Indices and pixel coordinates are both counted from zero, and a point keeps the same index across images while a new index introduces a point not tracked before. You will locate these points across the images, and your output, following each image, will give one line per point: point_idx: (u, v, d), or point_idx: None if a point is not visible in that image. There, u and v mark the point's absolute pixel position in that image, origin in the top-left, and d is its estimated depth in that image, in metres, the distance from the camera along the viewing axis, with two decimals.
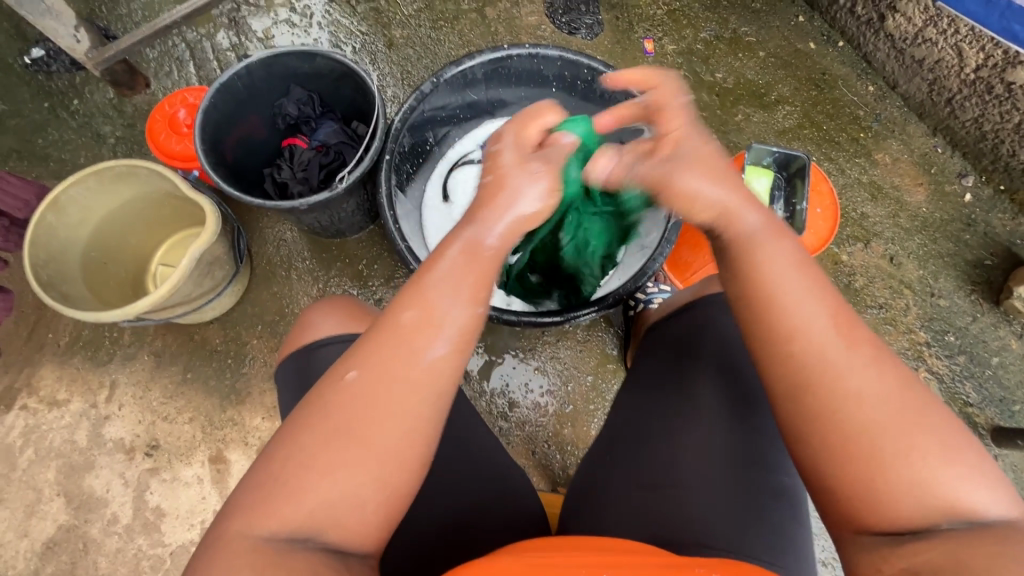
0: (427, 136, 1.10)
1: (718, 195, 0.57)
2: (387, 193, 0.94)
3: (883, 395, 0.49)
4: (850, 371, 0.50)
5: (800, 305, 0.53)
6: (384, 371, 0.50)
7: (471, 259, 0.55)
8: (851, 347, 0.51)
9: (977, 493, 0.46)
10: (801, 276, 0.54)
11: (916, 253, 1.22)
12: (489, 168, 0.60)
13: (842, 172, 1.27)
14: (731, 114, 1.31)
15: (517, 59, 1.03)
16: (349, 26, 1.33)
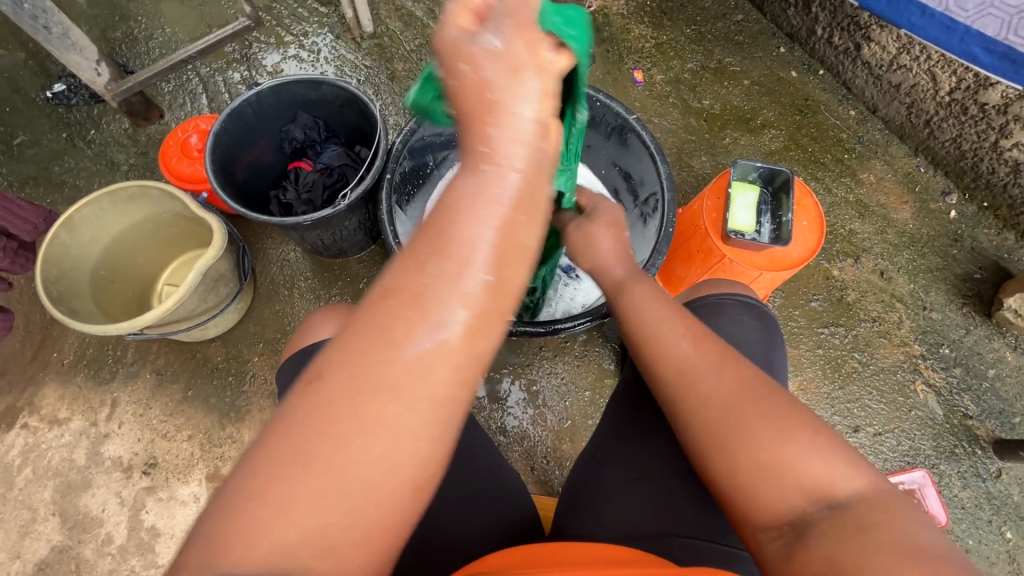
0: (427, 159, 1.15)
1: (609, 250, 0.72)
2: (388, 210, 0.98)
3: (730, 397, 0.54)
4: (699, 377, 0.56)
5: (656, 329, 0.62)
6: (363, 375, 0.37)
7: (486, 209, 0.38)
8: (698, 355, 0.58)
9: (826, 477, 0.48)
10: (664, 307, 0.64)
11: (906, 267, 1.24)
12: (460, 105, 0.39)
13: (828, 191, 1.31)
14: (719, 138, 1.36)
15: None
16: (354, 61, 1.40)
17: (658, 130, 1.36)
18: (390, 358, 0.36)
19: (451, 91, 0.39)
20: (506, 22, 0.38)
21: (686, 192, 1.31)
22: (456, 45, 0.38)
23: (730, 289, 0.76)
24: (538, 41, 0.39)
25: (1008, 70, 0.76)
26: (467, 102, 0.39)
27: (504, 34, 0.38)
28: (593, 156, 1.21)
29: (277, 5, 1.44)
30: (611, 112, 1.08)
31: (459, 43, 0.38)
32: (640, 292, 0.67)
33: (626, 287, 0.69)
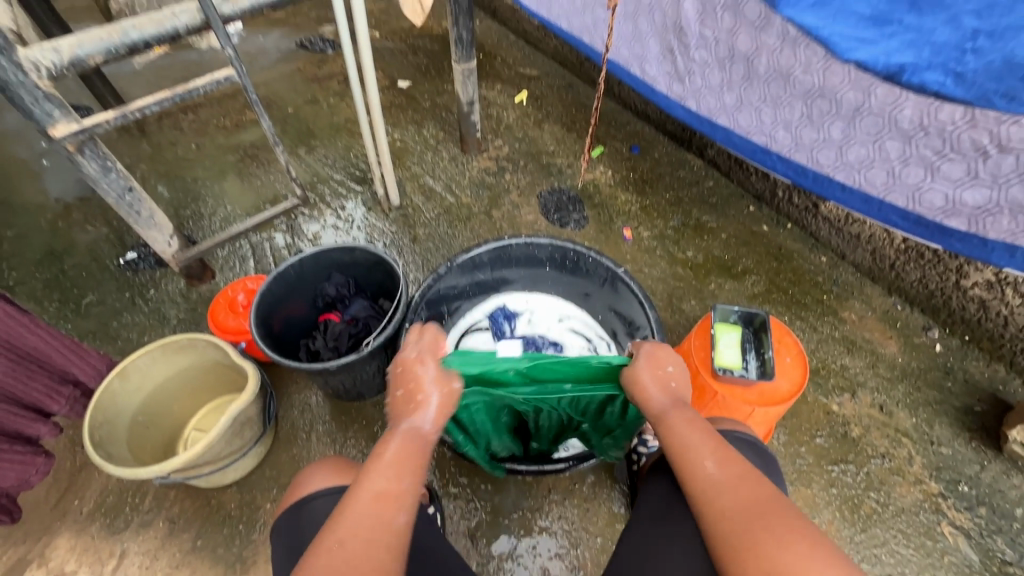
0: (441, 308, 1.29)
1: (653, 385, 0.81)
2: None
3: (748, 506, 0.61)
4: (721, 490, 0.63)
5: (689, 446, 0.70)
6: (355, 535, 0.60)
7: (415, 446, 0.73)
8: (725, 473, 0.65)
9: None
10: (696, 429, 0.72)
11: (904, 401, 1.28)
12: (409, 377, 0.80)
13: (814, 329, 1.41)
14: (705, 284, 1.51)
15: (515, 247, 1.26)
16: (382, 227, 1.65)
17: (649, 278, 1.52)
18: (385, 529, 0.62)
19: (407, 373, 0.81)
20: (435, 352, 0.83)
21: (681, 333, 1.42)
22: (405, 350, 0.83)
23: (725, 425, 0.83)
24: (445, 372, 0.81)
25: (923, 231, 1.01)
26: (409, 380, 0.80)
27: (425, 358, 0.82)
28: (592, 302, 1.35)
29: (321, 186, 1.74)
30: (603, 267, 1.23)
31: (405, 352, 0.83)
32: (677, 414, 0.75)
33: (664, 415, 0.77)
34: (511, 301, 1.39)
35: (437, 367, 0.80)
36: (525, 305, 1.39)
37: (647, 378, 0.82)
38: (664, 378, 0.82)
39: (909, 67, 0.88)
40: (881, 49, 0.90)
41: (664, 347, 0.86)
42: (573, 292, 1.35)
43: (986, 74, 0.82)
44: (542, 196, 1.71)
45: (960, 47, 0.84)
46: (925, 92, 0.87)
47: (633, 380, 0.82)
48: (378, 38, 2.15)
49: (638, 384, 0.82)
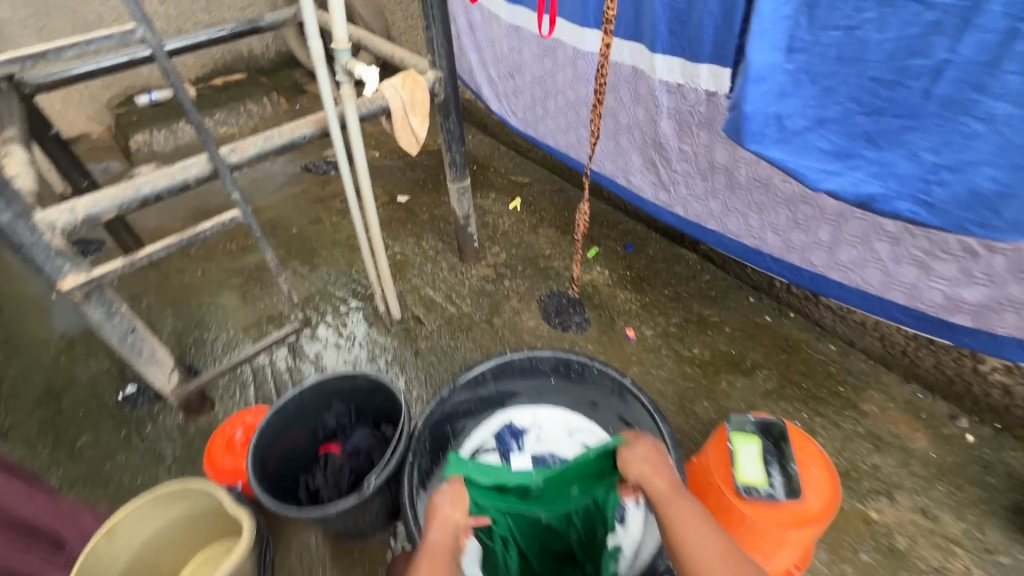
0: (444, 430, 1.24)
1: (643, 468, 0.89)
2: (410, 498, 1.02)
3: None
4: None
5: (696, 542, 0.80)
6: None
7: (438, 569, 0.80)
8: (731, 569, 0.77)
9: None
10: (698, 522, 0.82)
11: (948, 502, 1.18)
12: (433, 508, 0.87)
13: (836, 425, 1.35)
14: (715, 382, 1.47)
15: (517, 361, 1.26)
16: (384, 342, 1.64)
17: (657, 380, 1.48)
18: None
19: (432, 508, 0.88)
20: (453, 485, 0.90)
21: (697, 438, 1.36)
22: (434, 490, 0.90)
23: None
24: (461, 497, 0.89)
25: (932, 326, 1.01)
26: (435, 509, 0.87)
27: (446, 488, 0.89)
28: (600, 413, 1.30)
29: (324, 304, 1.77)
30: (608, 378, 1.21)
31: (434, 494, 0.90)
32: (685, 507, 0.84)
33: (666, 504, 0.85)
34: (517, 416, 1.34)
35: (456, 500, 0.88)
36: (531, 420, 1.33)
37: (646, 467, 0.90)
38: (656, 460, 0.91)
39: (879, 197, 0.94)
40: (849, 180, 0.96)
41: (653, 437, 0.95)
42: (579, 402, 1.32)
43: (955, 204, 0.88)
44: (542, 300, 1.73)
45: (925, 178, 0.89)
46: (900, 217, 0.94)
47: (632, 467, 0.90)
48: (377, 158, 2.29)
49: (636, 468, 0.90)
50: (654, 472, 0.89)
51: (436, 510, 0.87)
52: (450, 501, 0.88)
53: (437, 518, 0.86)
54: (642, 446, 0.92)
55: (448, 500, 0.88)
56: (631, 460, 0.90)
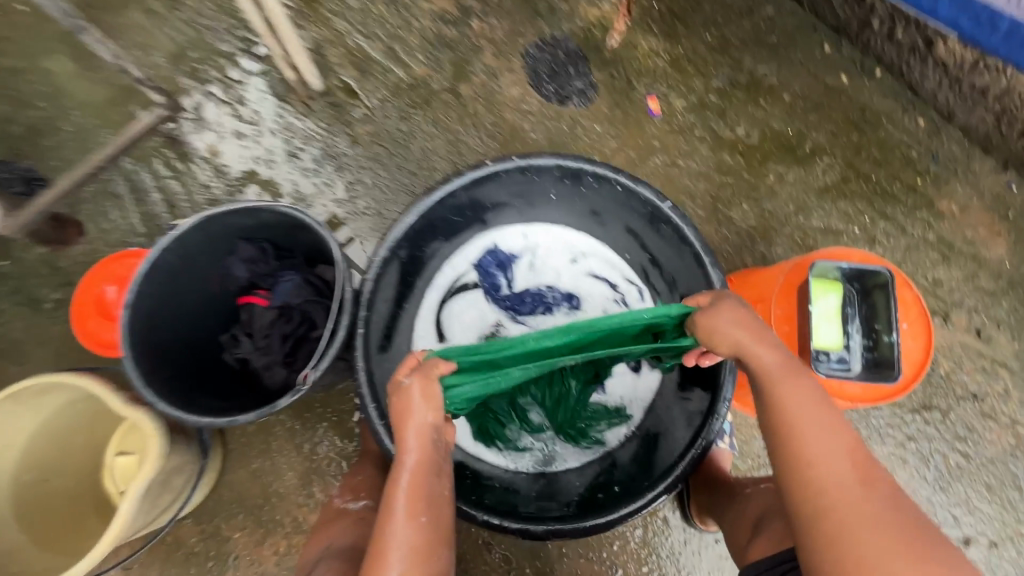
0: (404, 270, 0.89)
1: (739, 331, 0.63)
2: (365, 383, 0.76)
3: (881, 519, 0.51)
4: (844, 497, 0.53)
5: (812, 437, 0.56)
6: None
7: (417, 482, 0.64)
8: (853, 477, 0.54)
9: None
10: (819, 410, 0.57)
11: (1007, 323, 1.02)
12: (396, 401, 0.67)
13: (903, 232, 1.08)
14: (760, 177, 1.11)
15: (506, 174, 0.86)
16: (305, 129, 1.15)
17: (686, 175, 1.12)
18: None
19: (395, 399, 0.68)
20: (414, 376, 0.67)
21: (729, 253, 1.08)
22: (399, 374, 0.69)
23: None
24: (431, 389, 0.66)
25: None
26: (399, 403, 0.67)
27: (409, 378, 0.67)
28: (614, 231, 0.95)
29: (203, 66, 1.17)
30: (636, 197, 0.84)
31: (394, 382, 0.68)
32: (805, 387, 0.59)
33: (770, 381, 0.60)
34: (505, 239, 0.99)
35: (426, 390, 0.67)
36: (524, 243, 0.99)
37: (747, 332, 0.63)
38: (750, 323, 0.64)
39: None
40: None
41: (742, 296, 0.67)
42: (580, 217, 0.96)
43: None
44: (528, 55, 1.18)
45: None
46: None
47: (719, 335, 0.64)
48: None
49: (732, 333, 0.63)
50: (755, 337, 0.63)
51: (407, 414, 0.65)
52: (418, 397, 0.66)
53: (411, 425, 0.66)
54: (732, 307, 0.65)
55: (418, 400, 0.66)
56: (718, 321, 0.64)
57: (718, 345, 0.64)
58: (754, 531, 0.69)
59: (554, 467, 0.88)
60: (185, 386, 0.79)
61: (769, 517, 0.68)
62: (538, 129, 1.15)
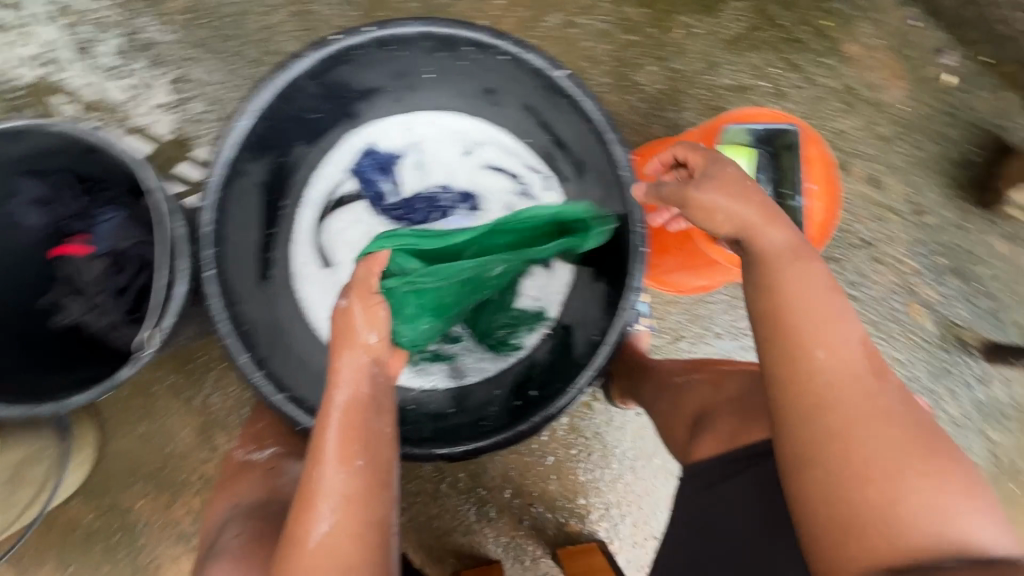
0: (255, 186, 0.73)
1: (736, 207, 0.56)
2: (228, 334, 0.64)
3: (884, 411, 0.49)
4: (847, 389, 0.49)
5: (817, 325, 0.51)
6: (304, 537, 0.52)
7: (354, 421, 0.56)
8: (857, 367, 0.50)
9: (960, 511, 0.47)
10: (818, 294, 0.52)
11: (899, 167, 1.04)
12: (338, 327, 0.59)
13: (810, 81, 1.02)
14: (667, 31, 0.99)
15: (361, 53, 0.69)
16: (96, 12, 0.87)
17: (586, 36, 0.97)
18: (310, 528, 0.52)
19: (338, 324, 0.60)
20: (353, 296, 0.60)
21: (637, 124, 0.98)
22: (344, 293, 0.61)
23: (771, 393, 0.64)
24: (375, 307, 0.60)
25: None
26: (340, 330, 0.60)
27: (347, 299, 0.60)
28: (506, 112, 0.82)
29: None
30: (522, 68, 0.70)
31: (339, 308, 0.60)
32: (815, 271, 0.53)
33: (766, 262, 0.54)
34: (384, 137, 0.84)
35: (369, 311, 0.59)
36: (406, 138, 0.85)
37: (747, 211, 0.56)
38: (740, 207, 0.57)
39: None
40: None
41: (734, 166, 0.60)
42: (467, 101, 0.82)
43: None
44: None
45: None
46: None
47: (707, 210, 0.58)
48: None
49: (726, 217, 0.57)
50: (754, 215, 0.56)
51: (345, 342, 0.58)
52: (360, 313, 0.59)
53: (345, 356, 0.58)
54: (719, 187, 0.58)
55: (361, 323, 0.59)
56: (710, 199, 0.57)
57: (713, 226, 0.58)
58: (693, 429, 0.68)
59: (469, 380, 0.85)
60: (13, 365, 0.67)
61: (711, 413, 0.67)
62: None
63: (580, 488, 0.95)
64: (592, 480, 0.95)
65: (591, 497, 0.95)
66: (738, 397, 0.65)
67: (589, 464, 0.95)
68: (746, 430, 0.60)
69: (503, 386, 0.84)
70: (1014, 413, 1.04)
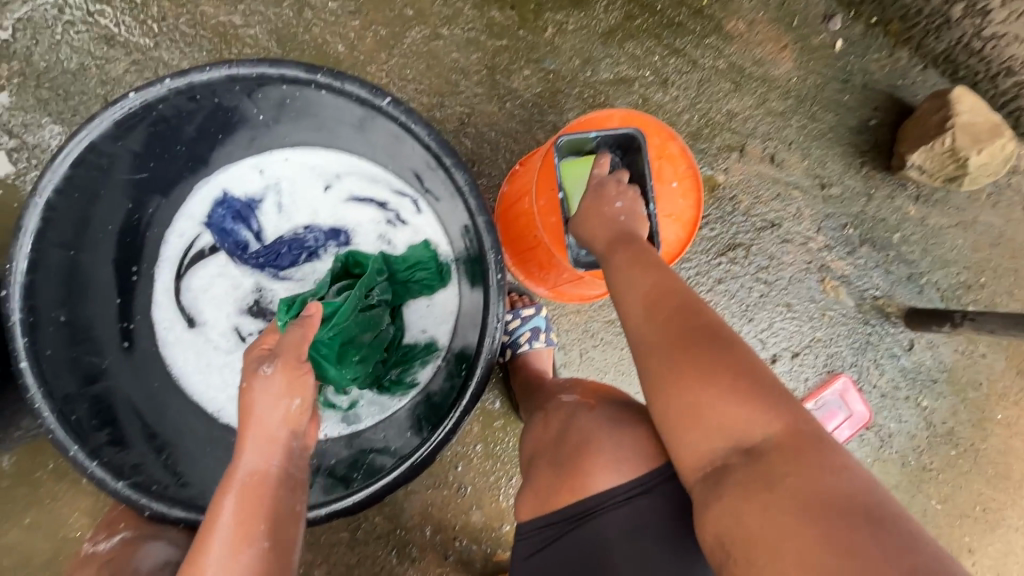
0: (86, 261, 0.69)
1: (590, 217, 0.65)
2: (55, 426, 0.61)
3: (663, 347, 0.52)
4: (640, 335, 0.54)
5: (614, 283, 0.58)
6: None
7: (253, 500, 0.52)
8: (645, 318, 0.54)
9: (745, 427, 0.47)
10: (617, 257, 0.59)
11: (797, 141, 1.01)
12: (241, 394, 0.54)
13: (694, 65, 0.99)
14: (538, 31, 0.95)
15: (168, 105, 0.65)
16: None
17: (453, 47, 0.93)
18: None
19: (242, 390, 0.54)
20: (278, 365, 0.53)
21: (517, 131, 0.94)
22: (250, 355, 0.56)
23: (607, 430, 0.58)
24: (298, 389, 0.54)
25: None
26: (245, 402, 0.54)
27: (274, 366, 0.53)
28: (359, 143, 0.78)
29: None
30: (348, 99, 0.67)
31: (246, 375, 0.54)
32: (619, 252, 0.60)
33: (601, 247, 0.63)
34: (237, 182, 0.80)
35: (278, 383, 0.53)
36: (262, 180, 0.81)
37: (593, 212, 0.65)
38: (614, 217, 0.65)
39: None
40: None
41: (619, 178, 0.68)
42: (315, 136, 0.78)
43: None
44: None
45: None
46: None
47: (583, 224, 0.66)
48: None
49: (589, 236, 0.66)
50: (596, 213, 0.65)
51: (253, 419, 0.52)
52: (269, 379, 0.53)
53: (251, 432, 0.53)
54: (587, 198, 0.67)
55: (268, 399, 0.53)
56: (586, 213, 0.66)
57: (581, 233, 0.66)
58: (524, 477, 0.64)
59: (364, 425, 0.81)
60: None
61: (536, 459, 0.63)
62: (254, 21, 0.89)
63: (505, 514, 0.91)
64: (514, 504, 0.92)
65: None
66: (556, 439, 0.61)
67: (510, 488, 0.92)
68: (571, 481, 0.56)
69: (396, 427, 0.79)
70: (943, 376, 1.02)
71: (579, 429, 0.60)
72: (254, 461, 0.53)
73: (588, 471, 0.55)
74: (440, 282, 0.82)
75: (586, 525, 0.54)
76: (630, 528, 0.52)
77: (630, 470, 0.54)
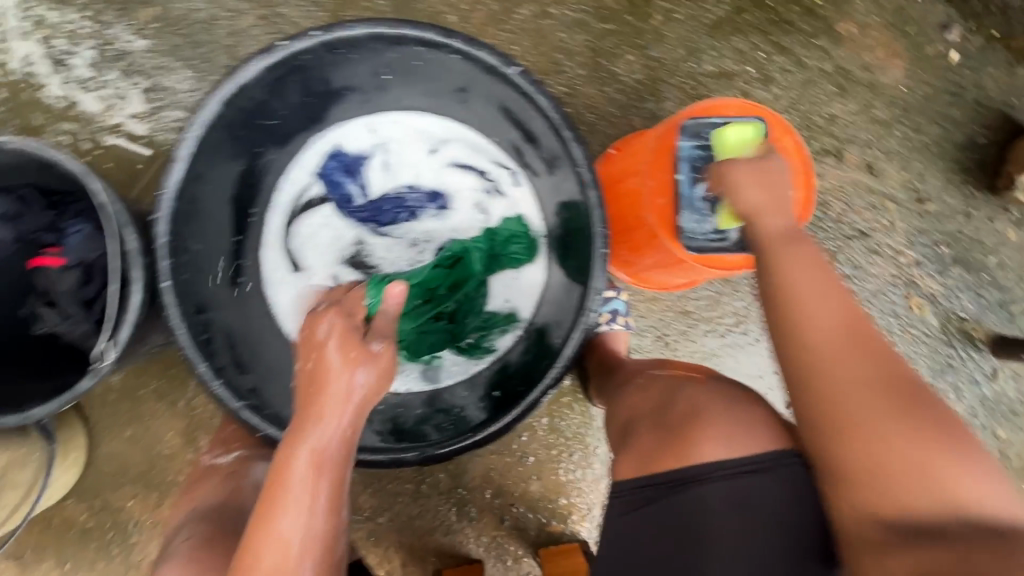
0: (216, 198, 0.74)
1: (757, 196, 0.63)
2: (187, 343, 0.67)
3: (874, 383, 0.50)
4: (845, 361, 0.51)
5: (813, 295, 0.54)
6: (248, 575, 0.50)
7: (323, 465, 0.53)
8: (851, 347, 0.51)
9: (955, 486, 0.47)
10: (807, 266, 0.56)
11: (898, 152, 0.98)
12: (312, 356, 0.57)
13: (800, 65, 0.97)
14: (645, 18, 0.95)
15: (309, 57, 0.69)
16: (70, 26, 0.88)
17: (560, 27, 0.94)
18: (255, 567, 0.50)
19: (312, 355, 0.57)
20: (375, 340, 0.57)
21: (614, 115, 0.95)
22: (318, 322, 0.59)
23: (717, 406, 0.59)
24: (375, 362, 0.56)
25: None
26: (318, 368, 0.56)
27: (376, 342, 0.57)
28: (471, 111, 0.80)
29: None
30: (476, 66, 0.69)
31: (321, 341, 0.57)
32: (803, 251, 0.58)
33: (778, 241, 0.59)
34: (349, 139, 0.84)
35: (354, 353, 0.56)
36: (373, 139, 0.84)
37: (764, 196, 0.63)
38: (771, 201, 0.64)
39: None
40: None
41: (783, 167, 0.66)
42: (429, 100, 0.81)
43: None
44: None
45: None
46: None
47: (741, 197, 0.63)
48: None
49: (745, 208, 0.63)
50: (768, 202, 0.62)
51: (325, 381, 0.55)
52: (344, 348, 0.56)
53: (324, 397, 0.54)
54: (754, 172, 0.64)
55: (340, 367, 0.55)
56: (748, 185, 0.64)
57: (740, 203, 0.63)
58: (620, 443, 0.66)
59: (445, 383, 0.84)
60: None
61: (635, 424, 0.65)
62: None
63: (563, 488, 0.94)
64: (573, 480, 0.94)
65: (574, 498, 0.94)
66: (658, 409, 0.64)
67: (571, 464, 0.94)
68: (675, 449, 0.58)
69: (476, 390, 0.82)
70: None
71: (687, 400, 0.62)
72: (325, 428, 0.54)
73: (692, 442, 0.57)
74: (529, 257, 0.84)
75: (687, 491, 0.55)
76: (735, 501, 0.53)
77: (738, 447, 0.55)
